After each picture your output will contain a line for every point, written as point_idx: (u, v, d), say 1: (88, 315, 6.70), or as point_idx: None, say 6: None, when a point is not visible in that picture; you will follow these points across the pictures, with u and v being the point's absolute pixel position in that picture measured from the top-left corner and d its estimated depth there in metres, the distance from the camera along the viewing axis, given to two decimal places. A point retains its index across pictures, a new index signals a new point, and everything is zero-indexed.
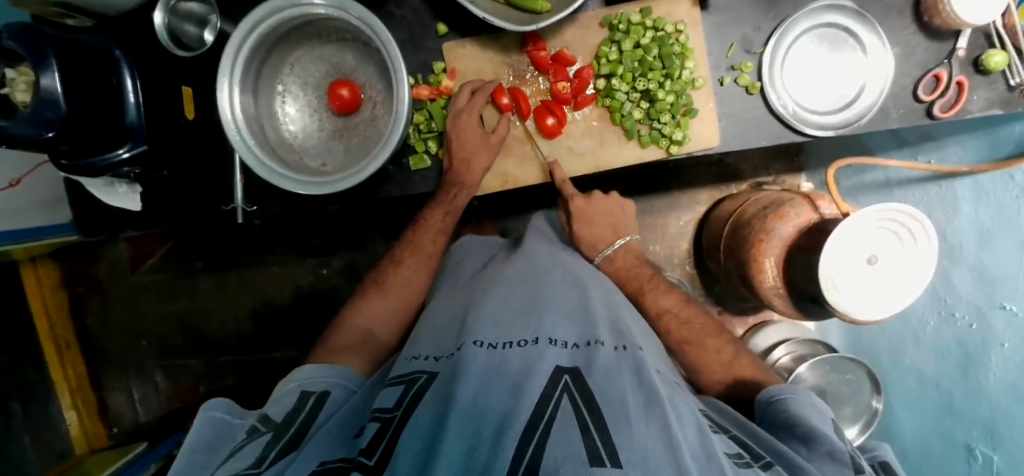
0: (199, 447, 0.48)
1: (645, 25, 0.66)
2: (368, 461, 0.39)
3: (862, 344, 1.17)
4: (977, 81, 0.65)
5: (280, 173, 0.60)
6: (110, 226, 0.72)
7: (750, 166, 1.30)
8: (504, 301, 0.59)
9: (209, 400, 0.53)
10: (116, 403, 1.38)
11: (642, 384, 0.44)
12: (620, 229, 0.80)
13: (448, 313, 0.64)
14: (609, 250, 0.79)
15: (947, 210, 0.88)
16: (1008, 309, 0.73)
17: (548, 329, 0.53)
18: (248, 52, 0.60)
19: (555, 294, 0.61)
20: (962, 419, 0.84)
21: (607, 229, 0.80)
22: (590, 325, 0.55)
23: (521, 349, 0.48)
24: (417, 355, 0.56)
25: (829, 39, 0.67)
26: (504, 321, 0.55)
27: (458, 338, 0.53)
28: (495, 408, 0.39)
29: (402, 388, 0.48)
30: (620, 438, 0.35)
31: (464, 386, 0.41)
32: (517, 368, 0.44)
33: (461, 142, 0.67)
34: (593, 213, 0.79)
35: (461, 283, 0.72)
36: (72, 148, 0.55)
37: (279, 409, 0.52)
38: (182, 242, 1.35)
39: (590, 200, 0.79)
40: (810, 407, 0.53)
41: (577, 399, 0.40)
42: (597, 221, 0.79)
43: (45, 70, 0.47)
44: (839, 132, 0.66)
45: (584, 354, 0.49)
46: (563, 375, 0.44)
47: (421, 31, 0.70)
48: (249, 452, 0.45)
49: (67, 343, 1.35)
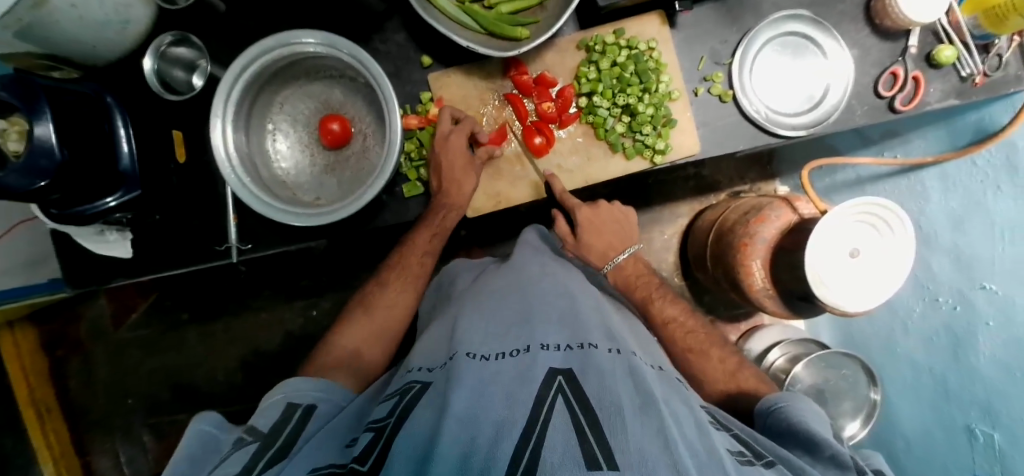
0: (180, 464, 0.45)
1: (620, 45, 0.70)
2: (361, 466, 0.38)
3: (853, 341, 1.19)
4: (932, 74, 0.70)
5: (275, 207, 0.60)
6: (99, 277, 0.71)
7: (725, 176, 1.35)
8: (497, 313, 0.60)
9: (201, 412, 0.50)
10: (100, 468, 1.31)
11: (636, 386, 0.44)
12: (627, 237, 0.82)
13: (438, 333, 0.63)
14: (620, 258, 0.81)
15: (918, 200, 0.93)
16: (988, 288, 0.75)
17: (540, 336, 0.53)
18: (240, 92, 0.61)
19: (546, 304, 0.62)
20: (959, 401, 0.85)
21: (614, 238, 0.81)
22: (580, 330, 0.55)
23: (514, 359, 0.47)
24: (412, 368, 0.56)
25: (792, 47, 0.72)
26: (495, 331, 0.55)
27: (451, 348, 0.53)
28: (491, 414, 0.38)
29: (394, 401, 0.48)
30: (617, 438, 0.34)
31: (457, 393, 0.41)
32: (513, 374, 0.44)
33: (450, 167, 0.68)
34: (601, 222, 0.81)
35: (456, 297, 0.72)
36: (63, 197, 0.55)
37: (263, 422, 0.49)
38: (166, 294, 1.32)
39: (596, 210, 0.81)
40: (807, 412, 0.53)
41: (571, 400, 0.40)
42: (606, 230, 0.81)
43: (39, 118, 0.47)
44: (811, 131, 0.69)
45: (578, 355, 0.49)
46: (557, 377, 0.44)
47: (405, 64, 0.72)
48: (235, 462, 0.42)
49: (48, 408, 1.28)
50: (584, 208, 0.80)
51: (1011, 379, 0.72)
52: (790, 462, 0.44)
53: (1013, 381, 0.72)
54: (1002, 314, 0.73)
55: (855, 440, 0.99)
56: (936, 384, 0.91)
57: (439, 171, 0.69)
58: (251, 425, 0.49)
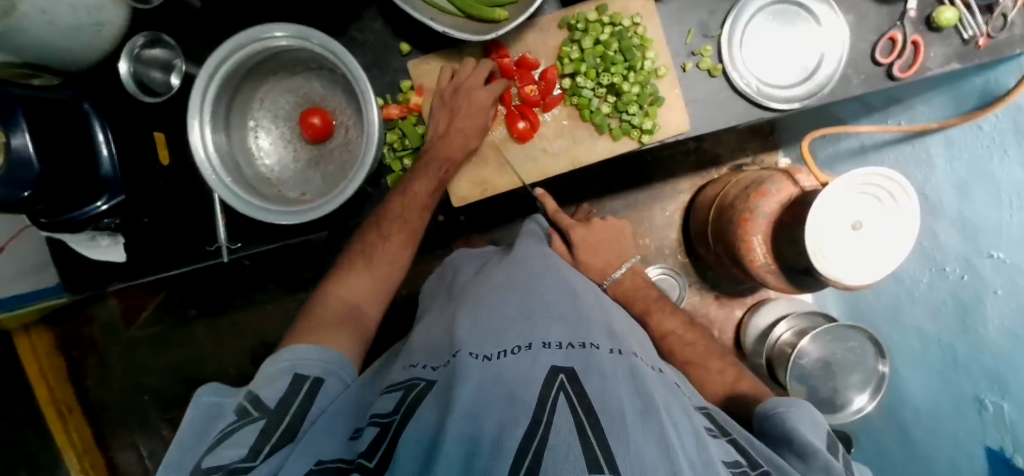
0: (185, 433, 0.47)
1: (602, 22, 0.67)
2: (368, 463, 0.39)
3: (860, 314, 1.18)
4: (932, 38, 0.67)
5: (258, 206, 0.60)
6: (96, 281, 0.72)
7: (727, 150, 1.32)
8: (500, 310, 0.59)
9: (201, 386, 0.51)
10: (124, 461, 1.36)
11: (637, 389, 0.44)
12: (623, 252, 0.87)
13: (435, 331, 0.63)
14: (617, 272, 0.85)
15: (923, 167, 0.90)
16: (995, 256, 0.74)
17: (542, 333, 0.53)
18: (217, 91, 0.60)
19: (548, 299, 0.62)
20: (968, 373, 0.84)
21: (611, 254, 0.86)
22: (581, 329, 0.55)
23: (517, 357, 0.48)
24: (416, 363, 0.56)
25: (784, 15, 0.69)
26: (496, 327, 0.55)
27: (455, 346, 0.53)
28: (493, 416, 0.38)
29: (400, 394, 0.48)
30: (618, 442, 0.34)
31: (461, 395, 0.41)
32: (515, 374, 0.44)
33: (466, 115, 0.67)
34: (596, 241, 0.85)
35: (455, 292, 0.72)
36: (47, 208, 0.55)
37: (273, 393, 0.49)
38: (173, 291, 1.34)
39: (590, 230, 0.86)
40: (807, 421, 0.51)
41: (572, 399, 0.40)
42: (601, 247, 0.85)
43: (16, 130, 0.48)
44: (805, 104, 0.67)
45: (581, 354, 0.49)
46: (559, 375, 0.44)
47: (384, 52, 0.71)
48: (242, 438, 0.44)
49: (69, 406, 1.34)
50: (577, 228, 0.85)
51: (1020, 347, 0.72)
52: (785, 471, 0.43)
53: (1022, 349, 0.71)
54: (1009, 283, 0.72)
55: (862, 413, 0.98)
56: (942, 356, 0.90)
57: (450, 114, 0.67)
58: (255, 393, 0.49)
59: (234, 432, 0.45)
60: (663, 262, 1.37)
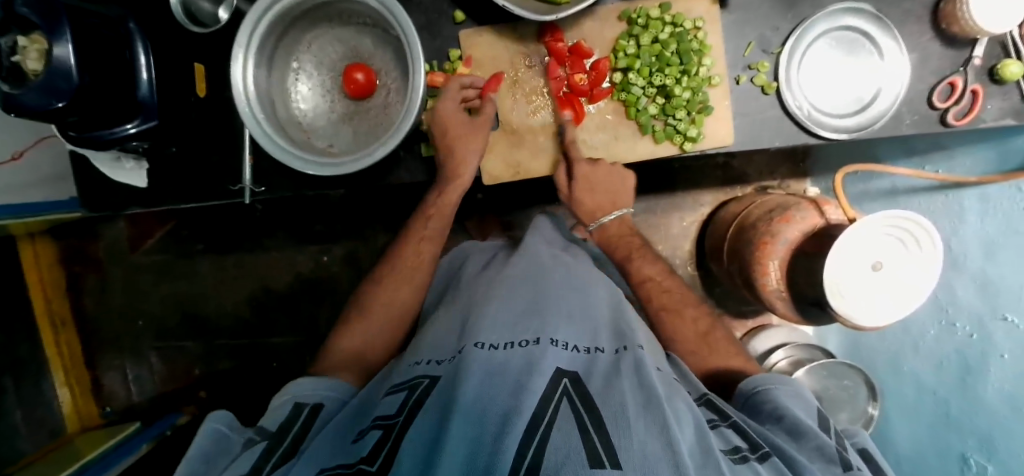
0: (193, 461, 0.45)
1: (664, 20, 0.66)
2: (369, 467, 0.38)
3: (860, 353, 1.18)
4: (992, 90, 0.65)
5: (287, 150, 0.59)
6: (114, 202, 0.71)
7: (755, 170, 1.31)
8: (506, 303, 0.58)
9: (209, 414, 0.51)
10: (109, 383, 1.37)
11: (639, 382, 0.42)
12: (621, 197, 0.73)
13: (450, 320, 0.63)
14: (605, 219, 0.75)
15: (953, 219, 0.89)
16: (1009, 320, 0.74)
17: (551, 330, 0.52)
18: (267, 27, 0.59)
19: (557, 294, 0.61)
20: (959, 428, 0.84)
21: (607, 199, 0.73)
22: (590, 331, 0.55)
23: (523, 348, 0.47)
24: (420, 360, 0.55)
25: (847, 43, 0.67)
26: (507, 321, 0.54)
27: (461, 342, 0.52)
28: (499, 402, 0.38)
29: (403, 394, 0.47)
30: (620, 435, 0.35)
31: (467, 386, 0.40)
32: (520, 364, 0.44)
33: (447, 128, 0.66)
34: (598, 181, 0.70)
35: (462, 287, 0.71)
36: (81, 120, 0.54)
37: (272, 422, 0.51)
38: (182, 224, 1.33)
39: (596, 167, 0.68)
40: (794, 399, 0.51)
41: (576, 403, 0.39)
42: (601, 190, 0.71)
43: (61, 41, 0.47)
44: (853, 136, 0.66)
45: (584, 360, 0.49)
46: (563, 378, 0.43)
47: (437, 17, 0.69)
48: (243, 462, 0.43)
49: (63, 321, 1.34)
50: (582, 163, 0.68)
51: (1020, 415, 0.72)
52: (784, 451, 0.42)
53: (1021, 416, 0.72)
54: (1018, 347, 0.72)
55: None
56: (935, 408, 0.91)
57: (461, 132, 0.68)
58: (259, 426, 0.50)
59: (238, 457, 0.45)
60: (673, 271, 1.36)
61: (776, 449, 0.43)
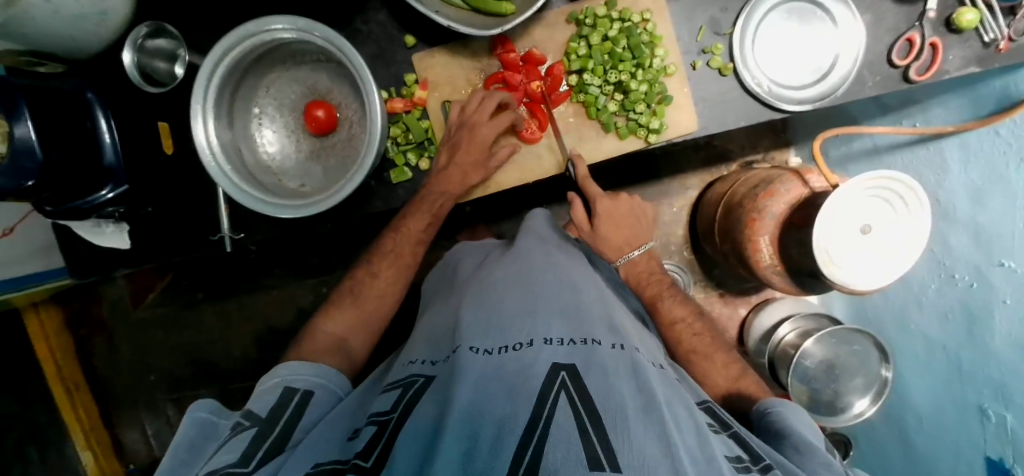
0: (184, 447, 0.47)
1: (611, 17, 0.66)
2: (364, 463, 0.38)
3: (867, 316, 1.16)
4: (952, 41, 0.64)
5: (256, 197, 0.60)
6: (102, 266, 0.73)
7: (737, 147, 1.31)
8: (501, 303, 0.56)
9: (195, 402, 0.52)
10: (130, 439, 1.39)
11: (638, 385, 0.42)
12: (642, 233, 0.80)
13: (442, 320, 0.62)
14: (633, 254, 0.80)
15: (937, 171, 0.87)
16: (1006, 265, 0.73)
17: (543, 329, 0.49)
18: (222, 78, 0.60)
19: (549, 293, 0.58)
20: (972, 381, 0.83)
21: (630, 234, 0.79)
22: (583, 323, 0.52)
23: (517, 353, 0.45)
24: (414, 359, 0.55)
25: (798, 13, 0.67)
26: (496, 319, 0.52)
27: (455, 340, 0.51)
28: (494, 411, 0.36)
29: (397, 393, 0.48)
30: (619, 437, 0.33)
31: (460, 389, 0.39)
32: (515, 371, 0.42)
33: (464, 151, 0.67)
34: (619, 215, 0.79)
35: (456, 289, 0.69)
36: (53, 194, 0.56)
37: (262, 406, 0.52)
38: (179, 275, 1.35)
39: (615, 201, 0.79)
40: (802, 420, 0.53)
41: (574, 398, 0.37)
42: (623, 223, 0.79)
43: (18, 120, 0.48)
44: (816, 106, 0.65)
45: (583, 350, 0.46)
46: (560, 372, 0.41)
47: (390, 44, 0.70)
48: (234, 447, 0.44)
49: (77, 385, 1.36)
50: (603, 198, 0.78)
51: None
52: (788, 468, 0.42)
53: None
54: (1018, 294, 0.71)
55: (864, 416, 0.99)
56: (947, 365, 0.90)
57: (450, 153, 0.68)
58: (248, 408, 0.51)
59: (228, 442, 0.46)
60: (669, 258, 1.37)
61: (780, 465, 0.43)
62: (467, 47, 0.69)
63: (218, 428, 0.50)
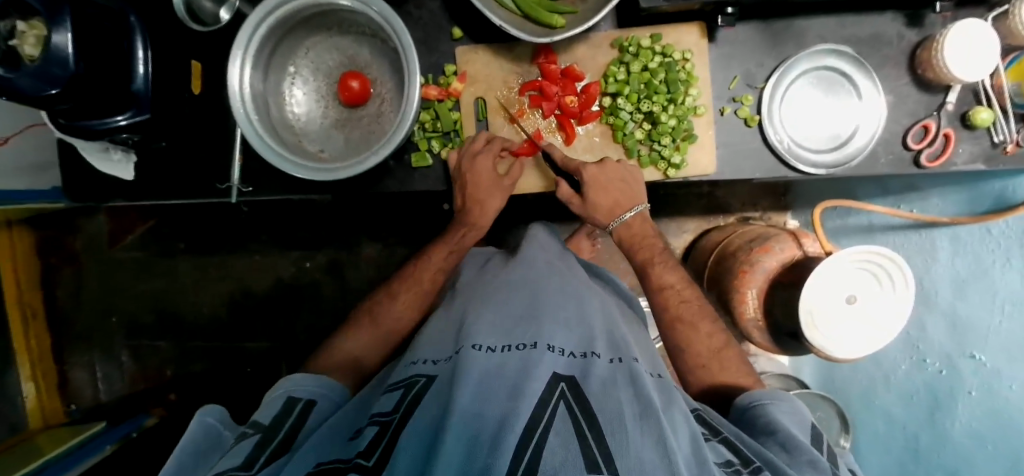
0: (186, 448, 0.46)
1: (654, 50, 0.68)
2: (366, 462, 0.37)
3: (833, 384, 1.17)
4: (964, 135, 0.67)
5: (277, 152, 0.60)
6: (98, 194, 0.71)
7: (738, 201, 1.34)
8: (505, 308, 0.57)
9: (200, 408, 0.52)
10: (77, 380, 1.33)
11: (636, 392, 0.42)
12: (638, 193, 0.71)
13: (446, 324, 0.62)
14: (626, 216, 0.73)
15: (927, 257, 0.90)
16: (976, 357, 0.78)
17: (547, 334, 0.51)
18: (267, 31, 0.60)
19: (554, 301, 0.59)
20: (927, 464, 0.88)
21: (623, 196, 0.71)
22: (586, 336, 0.53)
23: (520, 353, 0.46)
24: (418, 359, 0.55)
25: (828, 82, 0.69)
26: (503, 326, 0.53)
27: (459, 341, 0.52)
28: (494, 410, 0.37)
29: (400, 393, 0.47)
30: (617, 443, 0.34)
31: (463, 387, 0.40)
32: (516, 370, 0.43)
33: (475, 185, 0.70)
34: (607, 179, 0.69)
35: (457, 294, 0.68)
36: (72, 108, 0.54)
37: (265, 414, 0.51)
38: (164, 221, 1.31)
39: (602, 165, 0.69)
40: (788, 414, 0.53)
41: (573, 408, 0.38)
42: (612, 188, 0.70)
43: (59, 27, 0.47)
44: (831, 172, 0.68)
45: (580, 363, 0.47)
46: (560, 382, 0.42)
47: (436, 33, 0.71)
48: (238, 451, 0.43)
49: (34, 312, 1.30)
50: (588, 164, 0.68)
51: (982, 450, 0.78)
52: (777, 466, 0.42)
53: (989, 454, 0.76)
54: (984, 383, 0.76)
55: None
56: (905, 444, 0.93)
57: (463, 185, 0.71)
58: (251, 417, 0.50)
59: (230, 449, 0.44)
60: None
61: (770, 464, 0.43)
62: (509, 52, 0.70)
63: (221, 437, 0.49)
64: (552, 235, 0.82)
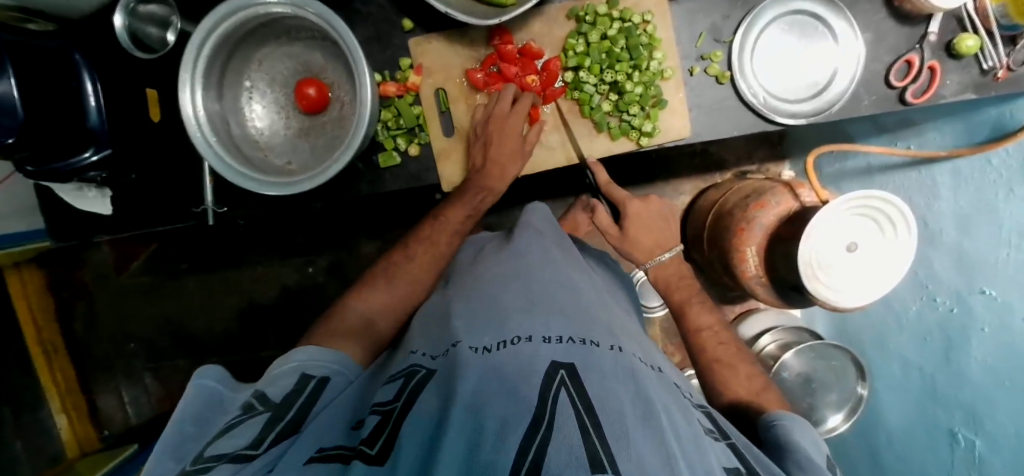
0: (187, 419, 0.47)
1: (612, 16, 0.66)
2: (369, 451, 0.36)
3: (847, 331, 1.15)
4: (950, 66, 0.63)
5: (239, 171, 0.60)
6: (83, 231, 0.72)
7: (733, 156, 1.31)
8: (499, 299, 0.56)
9: (203, 367, 0.53)
10: (106, 406, 1.39)
11: (636, 389, 0.42)
12: (672, 235, 0.81)
13: (433, 316, 0.62)
14: (664, 256, 0.81)
15: (927, 195, 0.87)
16: (987, 293, 0.75)
17: (540, 326, 0.49)
18: (212, 49, 0.59)
19: (545, 289, 0.58)
20: (944, 404, 0.86)
21: (657, 238, 0.81)
22: (580, 322, 0.52)
23: (516, 349, 0.45)
24: (415, 350, 0.55)
25: (799, 27, 0.66)
26: (494, 318, 0.52)
27: (451, 338, 0.51)
28: (494, 408, 0.35)
29: (400, 383, 0.47)
30: (619, 440, 0.32)
31: (463, 386, 0.38)
32: (515, 366, 0.41)
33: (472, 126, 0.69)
34: (649, 220, 0.81)
35: (453, 279, 0.69)
36: (34, 155, 0.55)
37: (276, 388, 0.51)
38: (165, 245, 1.34)
39: (644, 207, 0.81)
40: None
41: (575, 396, 0.37)
42: (653, 227, 0.80)
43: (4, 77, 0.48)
44: (810, 121, 0.65)
45: (581, 349, 0.45)
46: (559, 370, 0.41)
47: (387, 27, 0.69)
48: (247, 428, 0.43)
49: (55, 347, 1.35)
50: (634, 202, 0.80)
51: (1003, 392, 0.73)
52: None
53: (1004, 393, 0.73)
54: (999, 323, 0.73)
55: (836, 432, 1.00)
56: (921, 386, 0.91)
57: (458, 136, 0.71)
58: (262, 391, 0.50)
59: (238, 423, 0.45)
60: None
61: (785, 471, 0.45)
62: (462, 35, 0.69)
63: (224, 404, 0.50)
64: (544, 216, 0.82)
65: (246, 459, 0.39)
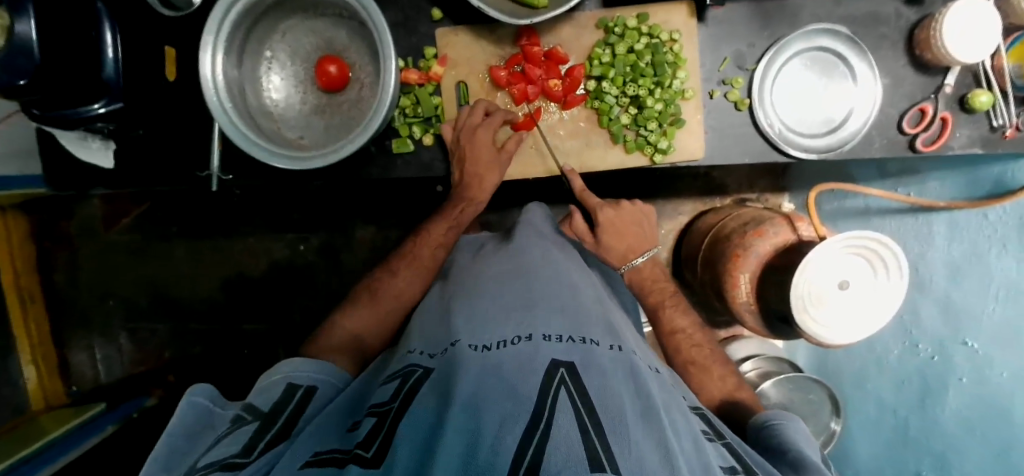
0: (180, 429, 0.46)
1: (640, 30, 0.66)
2: (365, 454, 0.35)
3: (826, 367, 1.17)
4: (962, 118, 0.65)
5: (252, 140, 0.59)
6: (80, 182, 0.71)
7: (735, 182, 1.33)
8: (500, 298, 0.56)
9: (194, 385, 0.51)
10: (77, 362, 1.36)
11: (637, 389, 0.42)
12: (648, 239, 0.79)
13: (435, 313, 0.62)
14: (638, 260, 0.79)
15: (920, 242, 0.89)
16: (969, 344, 0.77)
17: (543, 324, 0.49)
18: (238, 15, 0.58)
19: (548, 288, 0.58)
20: (915, 447, 0.88)
21: (635, 240, 0.78)
22: (581, 322, 0.52)
23: (516, 347, 0.44)
24: (413, 350, 0.54)
25: (822, 63, 0.67)
26: (497, 315, 0.52)
27: (450, 336, 0.51)
28: (494, 407, 0.35)
29: (396, 384, 0.46)
30: (619, 441, 0.32)
31: (463, 383, 0.39)
32: (514, 365, 0.41)
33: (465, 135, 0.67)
34: (623, 224, 0.78)
35: (450, 284, 0.68)
36: (44, 99, 0.53)
37: (262, 399, 0.50)
38: (157, 206, 1.32)
39: (618, 210, 0.78)
40: None
41: (574, 395, 0.37)
42: (627, 232, 0.78)
43: (23, 17, 0.46)
44: (822, 157, 0.66)
45: (581, 350, 0.45)
46: (559, 368, 0.41)
47: (415, 14, 0.69)
48: (236, 438, 0.43)
49: (32, 296, 1.31)
50: (606, 208, 0.77)
51: (972, 437, 0.78)
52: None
53: (975, 439, 0.77)
54: (975, 371, 0.77)
55: None
56: (894, 427, 0.93)
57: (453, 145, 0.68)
58: (249, 402, 0.49)
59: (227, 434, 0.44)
60: None
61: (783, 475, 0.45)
62: (491, 32, 0.69)
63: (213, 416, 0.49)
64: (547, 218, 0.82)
65: (235, 467, 0.38)
